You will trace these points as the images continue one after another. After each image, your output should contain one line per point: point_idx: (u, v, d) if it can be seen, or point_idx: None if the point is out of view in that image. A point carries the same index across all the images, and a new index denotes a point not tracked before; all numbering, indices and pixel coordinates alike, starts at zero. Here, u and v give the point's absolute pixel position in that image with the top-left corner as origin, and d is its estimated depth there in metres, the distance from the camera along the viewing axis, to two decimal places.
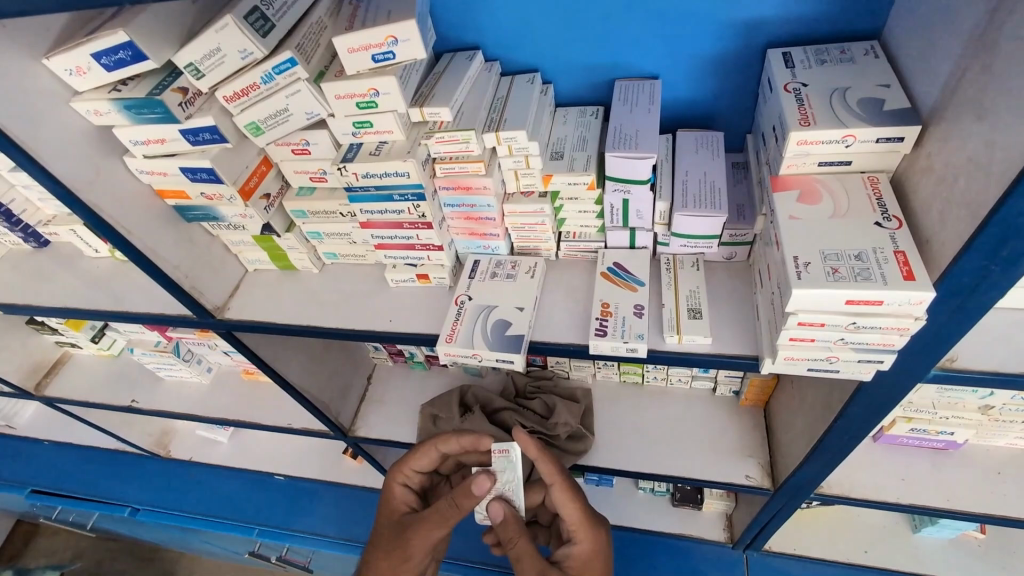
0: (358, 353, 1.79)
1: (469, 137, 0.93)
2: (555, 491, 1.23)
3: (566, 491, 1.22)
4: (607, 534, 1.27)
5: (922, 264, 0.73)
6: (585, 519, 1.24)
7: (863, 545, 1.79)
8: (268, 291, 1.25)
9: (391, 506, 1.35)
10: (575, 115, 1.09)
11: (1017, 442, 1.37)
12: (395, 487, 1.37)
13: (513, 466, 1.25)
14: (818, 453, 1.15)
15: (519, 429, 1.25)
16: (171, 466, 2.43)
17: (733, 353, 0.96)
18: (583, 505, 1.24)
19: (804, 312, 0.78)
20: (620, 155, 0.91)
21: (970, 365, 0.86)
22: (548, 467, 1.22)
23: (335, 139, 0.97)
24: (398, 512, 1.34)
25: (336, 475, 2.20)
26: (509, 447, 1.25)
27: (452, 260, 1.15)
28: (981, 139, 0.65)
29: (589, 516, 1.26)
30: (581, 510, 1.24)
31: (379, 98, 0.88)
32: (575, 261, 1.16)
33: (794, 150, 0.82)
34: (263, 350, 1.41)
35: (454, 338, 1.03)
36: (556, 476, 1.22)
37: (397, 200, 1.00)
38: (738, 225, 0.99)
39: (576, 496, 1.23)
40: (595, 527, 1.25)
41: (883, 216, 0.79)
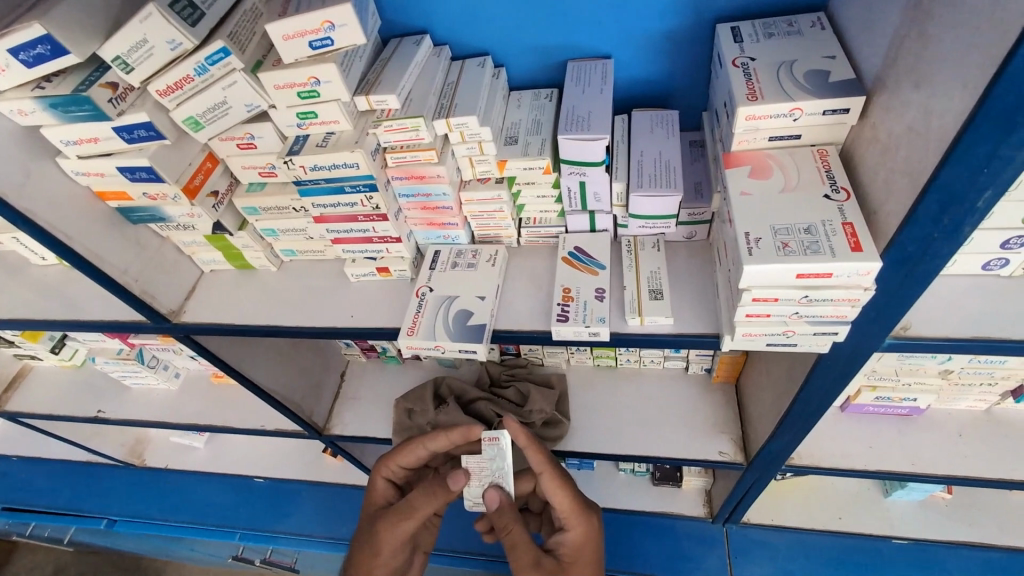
0: (329, 351, 1.76)
1: (418, 125, 0.91)
2: (545, 479, 1.23)
3: (557, 479, 1.22)
4: (598, 520, 1.26)
5: (869, 235, 0.74)
6: (576, 507, 1.24)
7: (837, 512, 1.84)
8: (226, 292, 1.22)
9: (372, 499, 1.36)
10: (529, 99, 1.07)
11: (977, 404, 1.41)
12: (377, 480, 1.36)
13: (502, 454, 1.23)
14: (786, 425, 1.17)
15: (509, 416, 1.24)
16: (147, 476, 2.38)
17: (695, 332, 0.96)
18: (573, 492, 1.24)
19: (757, 288, 0.78)
20: (573, 138, 0.90)
21: (923, 332, 0.87)
22: (537, 455, 1.21)
23: (280, 131, 0.94)
24: (378, 505, 1.35)
25: (317, 474, 2.18)
26: (499, 436, 1.23)
27: (413, 252, 1.13)
28: (918, 107, 0.65)
29: (580, 503, 1.26)
30: (571, 497, 1.24)
31: (321, 86, 0.85)
32: (538, 247, 1.15)
33: (744, 125, 0.82)
34: (226, 353, 1.38)
35: (416, 331, 1.02)
36: (545, 463, 1.22)
37: (349, 192, 0.97)
38: (695, 204, 0.99)
39: (566, 483, 1.23)
40: (586, 514, 1.25)
41: (832, 188, 0.79)
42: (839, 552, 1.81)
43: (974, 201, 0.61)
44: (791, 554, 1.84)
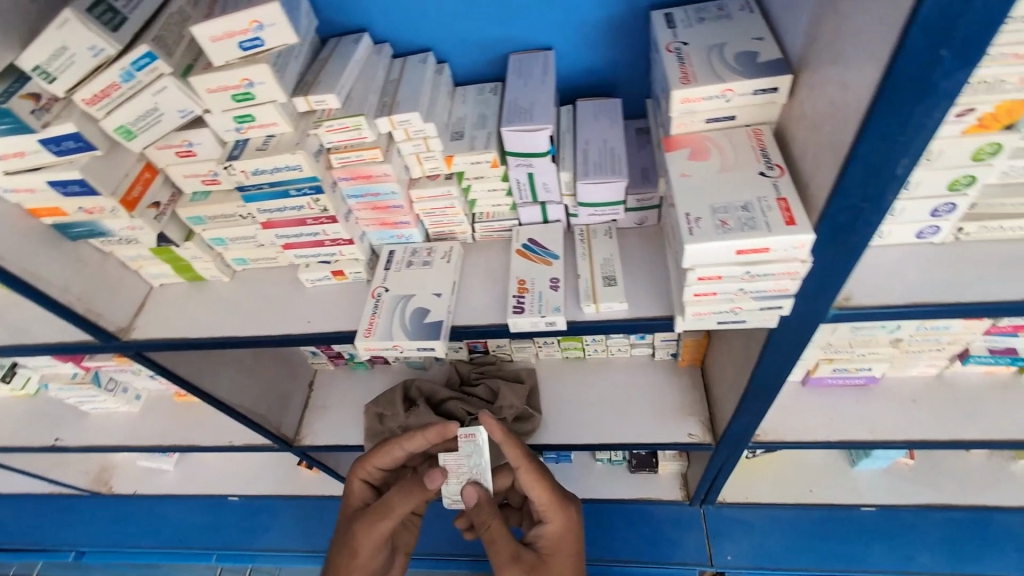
0: (295, 361, 1.72)
1: (360, 123, 0.90)
2: (523, 473, 1.22)
3: (534, 472, 1.22)
4: (577, 511, 1.27)
5: (803, 209, 0.76)
6: (554, 500, 1.24)
7: (808, 485, 1.88)
8: (177, 306, 1.19)
9: (350, 501, 1.35)
10: (474, 94, 1.07)
11: (929, 370, 1.46)
12: (354, 482, 1.35)
13: (479, 450, 1.23)
14: (747, 402, 1.19)
15: (485, 411, 1.23)
16: (114, 503, 2.30)
17: (649, 316, 0.97)
18: (551, 485, 1.24)
19: (701, 268, 0.80)
20: (516, 129, 0.91)
21: (863, 301, 0.90)
22: (514, 449, 1.21)
23: (219, 137, 0.92)
24: (355, 507, 1.34)
25: (292, 487, 2.14)
26: (475, 432, 1.22)
27: (367, 253, 1.12)
28: (837, 82, 0.67)
29: (558, 496, 1.25)
30: (549, 490, 1.23)
31: (255, 88, 0.83)
32: (493, 241, 1.15)
33: (680, 108, 0.84)
34: (184, 368, 1.34)
35: (373, 332, 1.01)
36: (522, 458, 1.21)
37: (295, 195, 0.96)
38: (643, 190, 1.00)
39: (544, 477, 1.23)
40: (564, 506, 1.25)
41: (767, 166, 0.81)
42: (811, 523, 1.86)
43: (893, 169, 0.64)
44: (766, 529, 1.88)
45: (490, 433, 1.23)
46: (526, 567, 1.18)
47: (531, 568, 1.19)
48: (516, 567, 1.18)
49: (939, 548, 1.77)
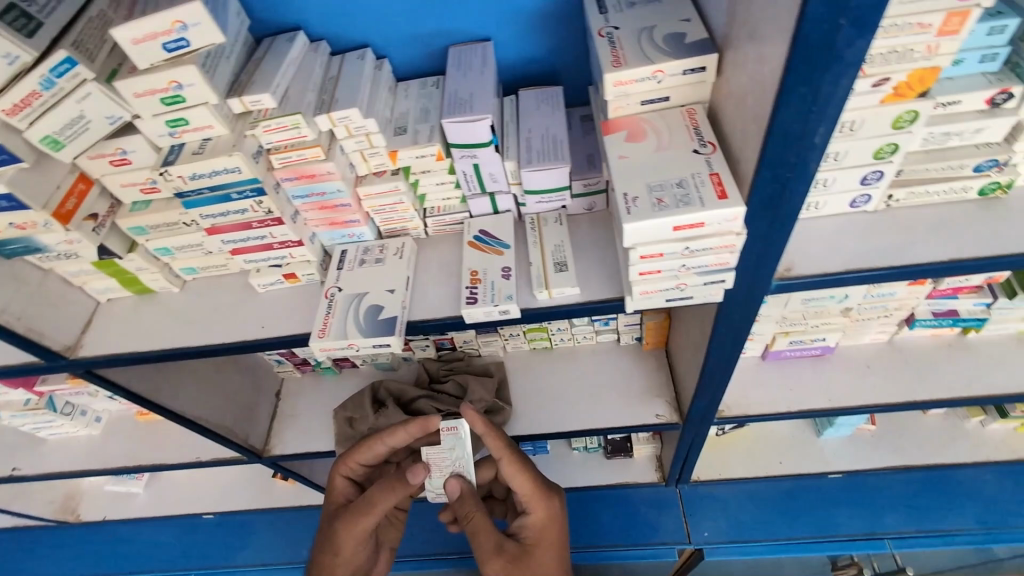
0: (260, 371, 1.69)
1: (298, 122, 0.89)
2: (504, 464, 1.21)
3: (516, 462, 1.20)
4: (561, 502, 1.24)
5: (734, 183, 0.78)
6: (537, 490, 1.22)
7: (778, 457, 1.93)
8: (127, 320, 1.16)
9: (332, 498, 1.33)
10: (416, 88, 1.07)
11: (880, 336, 1.52)
12: (336, 478, 1.33)
13: (462, 443, 1.20)
14: (706, 378, 1.22)
15: (467, 404, 1.22)
16: (82, 532, 2.22)
17: (601, 298, 0.99)
18: (533, 475, 1.22)
19: (642, 246, 0.81)
20: (456, 121, 0.91)
21: (803, 271, 0.93)
22: (496, 441, 1.20)
23: (153, 142, 0.90)
24: (337, 504, 1.32)
25: (268, 500, 2.10)
26: (457, 424, 1.20)
27: (319, 255, 1.12)
28: (754, 58, 0.70)
29: (542, 486, 1.23)
30: (532, 481, 1.22)
31: (185, 91, 0.82)
32: (446, 235, 1.15)
33: (614, 92, 0.86)
34: (140, 385, 1.31)
35: (328, 332, 1.00)
36: (504, 449, 1.20)
37: (237, 199, 0.95)
38: (588, 175, 1.02)
39: (526, 467, 1.21)
40: (547, 496, 1.23)
41: (700, 143, 0.84)
42: (783, 494, 1.91)
43: (811, 139, 0.66)
44: (741, 503, 1.93)
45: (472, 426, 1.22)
46: (509, 558, 1.17)
47: (514, 559, 1.17)
48: (499, 558, 1.17)
49: (904, 507, 1.84)
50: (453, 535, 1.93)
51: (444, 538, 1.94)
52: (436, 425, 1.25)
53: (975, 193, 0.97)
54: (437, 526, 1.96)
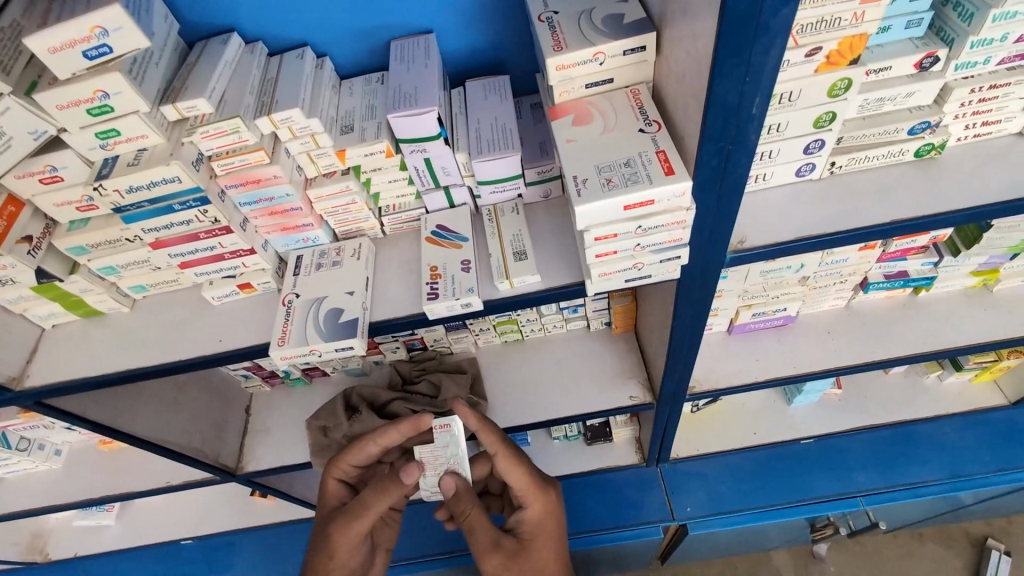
0: (226, 387, 1.64)
1: (237, 126, 0.86)
2: (500, 458, 1.20)
3: (511, 457, 1.20)
4: (558, 495, 1.24)
5: (680, 159, 0.79)
6: (532, 484, 1.21)
7: (752, 428, 1.98)
8: (75, 345, 1.11)
9: (325, 502, 1.29)
10: (361, 85, 1.05)
11: (838, 302, 1.57)
12: (329, 481, 1.30)
13: (456, 440, 1.17)
14: (674, 356, 1.23)
15: (459, 400, 1.19)
16: (52, 572, 2.11)
17: (562, 284, 0.99)
18: (528, 469, 1.21)
19: (596, 228, 0.82)
20: (402, 115, 0.90)
21: (756, 243, 0.95)
22: (491, 435, 1.18)
23: (84, 156, 0.86)
24: (330, 507, 1.28)
25: (247, 520, 2.05)
26: (450, 421, 1.17)
27: (274, 262, 1.09)
28: (688, 33, 0.71)
29: (537, 480, 1.22)
30: (527, 474, 1.21)
31: (111, 100, 0.78)
32: (404, 233, 1.14)
33: (557, 76, 0.86)
34: (97, 411, 1.26)
35: (287, 340, 0.98)
36: (499, 444, 1.19)
37: (180, 209, 0.91)
38: (540, 162, 1.02)
39: (520, 461, 1.20)
40: (544, 490, 1.22)
41: (645, 122, 0.84)
42: (759, 463, 1.96)
43: (749, 110, 0.68)
44: (720, 476, 1.97)
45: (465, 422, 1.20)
46: (507, 554, 1.14)
47: (512, 555, 1.14)
48: (497, 554, 1.14)
49: (873, 465, 1.91)
50: (441, 536, 1.92)
51: (432, 539, 1.92)
52: (430, 424, 1.20)
53: (911, 155, 1.01)
54: (424, 528, 1.94)
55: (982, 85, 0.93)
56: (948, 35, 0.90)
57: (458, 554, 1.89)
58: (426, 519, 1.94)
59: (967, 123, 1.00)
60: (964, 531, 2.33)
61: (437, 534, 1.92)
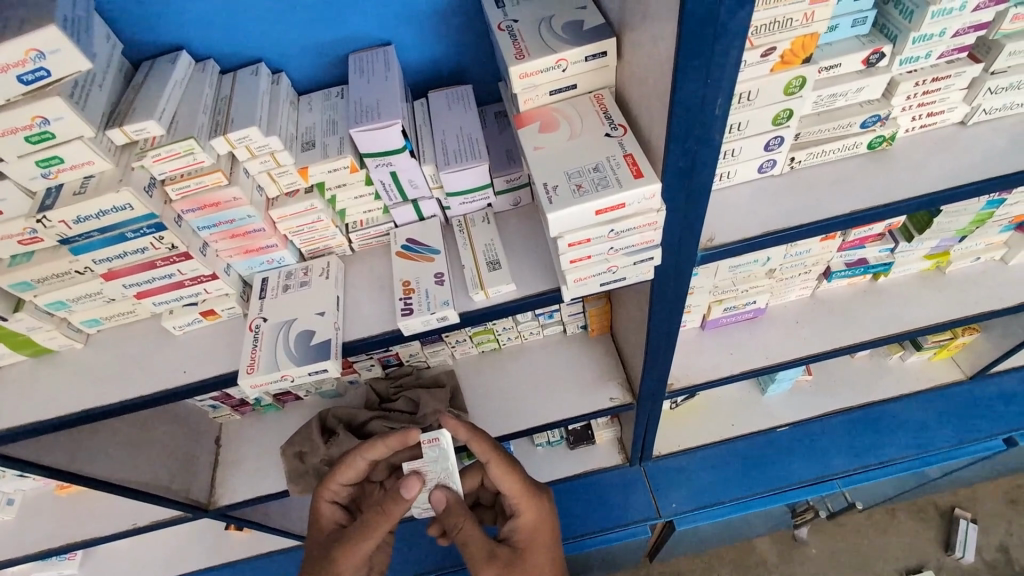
0: (194, 418, 1.57)
1: (191, 148, 0.82)
2: (492, 467, 1.17)
3: (504, 465, 1.17)
4: (550, 500, 1.23)
5: (648, 161, 0.80)
6: (525, 491, 1.19)
7: (731, 419, 1.99)
8: (25, 387, 1.04)
9: (319, 526, 1.25)
10: (320, 100, 1.02)
11: (804, 292, 1.61)
12: (321, 504, 1.26)
13: (446, 454, 1.13)
14: (651, 355, 1.24)
15: (446, 412, 1.15)
16: None
17: (538, 291, 0.98)
18: (521, 477, 1.19)
19: (569, 234, 0.82)
20: (365, 129, 0.88)
21: (724, 240, 0.97)
22: (482, 445, 1.15)
23: (25, 186, 0.81)
24: (326, 530, 1.24)
25: (222, 556, 1.95)
26: (439, 435, 1.13)
27: (237, 286, 1.05)
28: (649, 37, 0.72)
29: (530, 487, 1.21)
30: (520, 482, 1.19)
31: (52, 126, 0.74)
32: (373, 249, 1.12)
33: (521, 84, 0.85)
34: (52, 455, 1.18)
35: (257, 367, 0.95)
36: (491, 453, 1.16)
37: (133, 237, 0.87)
38: (509, 170, 1.01)
39: (513, 468, 1.18)
40: (537, 497, 1.21)
41: (611, 127, 0.85)
42: (738, 454, 2.00)
43: (711, 111, 0.69)
44: (702, 469, 2.00)
45: (454, 434, 1.16)
46: (502, 564, 1.13)
47: (507, 564, 1.13)
48: (492, 566, 1.12)
49: (846, 447, 1.98)
50: (428, 554, 1.88)
51: (419, 559, 1.88)
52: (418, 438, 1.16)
53: (865, 147, 1.05)
54: (410, 548, 1.89)
55: (925, 78, 0.97)
56: (891, 32, 0.94)
57: (447, 571, 1.85)
58: (412, 538, 1.90)
59: (914, 114, 1.04)
60: (934, 503, 2.43)
61: (424, 553, 1.88)
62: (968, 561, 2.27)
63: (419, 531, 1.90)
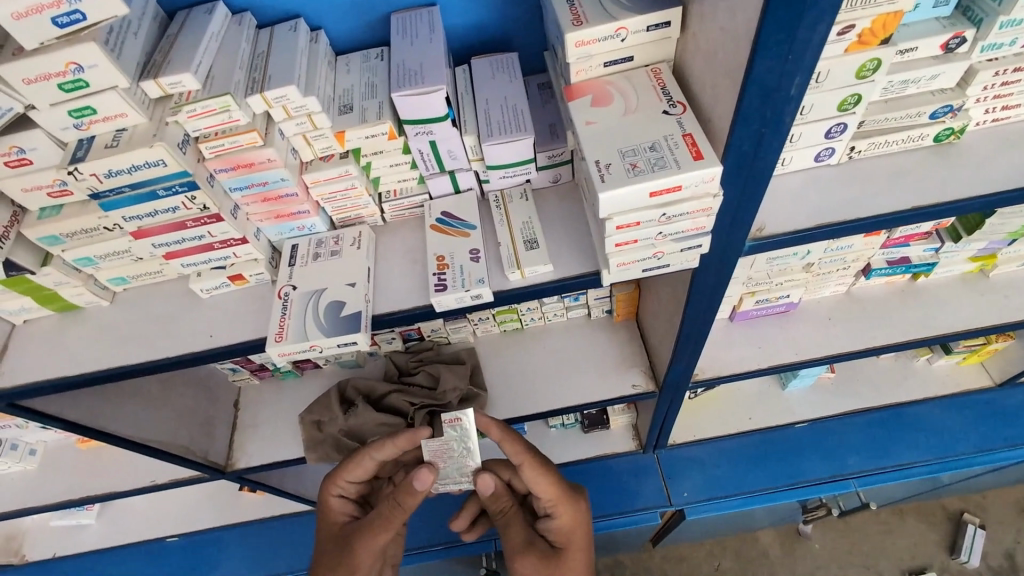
0: (213, 380, 1.57)
1: (227, 104, 0.79)
2: (526, 469, 1.13)
3: (538, 467, 1.13)
4: (586, 504, 1.19)
5: (708, 143, 0.75)
6: (560, 494, 1.15)
7: (748, 413, 1.97)
8: (51, 341, 1.03)
9: (330, 518, 1.23)
10: (359, 61, 0.98)
11: (840, 288, 1.56)
12: (331, 498, 1.24)
13: (467, 434, 1.11)
14: (682, 346, 1.20)
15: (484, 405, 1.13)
16: (29, 573, 2.00)
17: (576, 274, 0.95)
18: (556, 480, 1.15)
19: (618, 216, 0.78)
20: (408, 93, 0.84)
21: (776, 230, 0.92)
22: (515, 446, 1.11)
23: (56, 137, 0.78)
24: (338, 524, 1.22)
25: (235, 515, 1.98)
26: (461, 415, 1.10)
27: (267, 252, 1.02)
28: (724, 6, 0.66)
29: (565, 490, 1.17)
30: (555, 484, 1.15)
31: (86, 73, 0.71)
32: (405, 220, 1.08)
33: (576, 53, 0.80)
34: (75, 411, 1.17)
35: (286, 336, 0.93)
36: (525, 454, 1.12)
37: (165, 195, 0.84)
38: (552, 145, 0.97)
39: (548, 471, 1.14)
40: (573, 500, 1.17)
41: (669, 104, 0.80)
42: (755, 447, 1.97)
43: (787, 90, 0.63)
44: (715, 461, 1.98)
45: (478, 417, 1.12)
46: (539, 556, 1.15)
47: (545, 557, 1.15)
48: (529, 554, 1.15)
49: (864, 447, 1.94)
50: (437, 526, 1.89)
51: (427, 531, 1.89)
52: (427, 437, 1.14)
53: (930, 139, 0.99)
54: (419, 519, 1.90)
55: (1006, 67, 0.91)
56: (975, 15, 0.87)
57: (455, 545, 1.87)
58: (421, 510, 1.91)
59: (987, 107, 0.98)
60: (943, 506, 2.40)
61: (434, 525, 1.89)
62: (973, 565, 2.26)
63: (429, 504, 1.90)
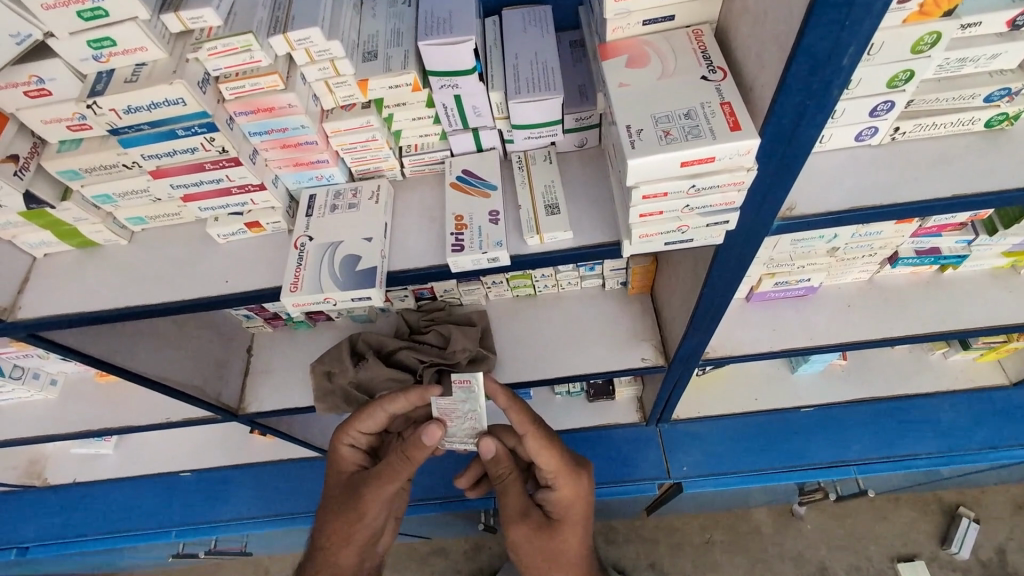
0: (227, 325, 1.59)
1: (249, 43, 0.76)
2: (529, 440, 1.14)
3: (541, 439, 1.14)
4: (588, 479, 1.20)
5: (747, 114, 0.72)
6: (562, 468, 1.17)
7: (755, 393, 1.97)
8: (70, 276, 1.04)
9: (340, 466, 1.26)
10: (386, 6, 0.94)
11: (862, 275, 1.52)
12: (341, 447, 1.26)
13: (475, 398, 1.10)
14: (696, 324, 1.18)
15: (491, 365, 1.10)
16: (53, 495, 2.11)
17: (596, 243, 0.92)
18: (560, 453, 1.16)
19: (646, 185, 0.75)
20: (435, 43, 0.81)
21: (807, 211, 0.88)
22: (520, 416, 1.12)
23: (75, 68, 0.76)
24: (348, 472, 1.26)
25: (245, 456, 2.04)
26: (471, 378, 1.08)
27: (284, 200, 1.01)
28: None
29: (568, 464, 1.18)
30: (558, 458, 1.16)
31: (105, 2, 0.68)
32: (425, 176, 1.06)
33: (614, 9, 0.76)
34: (92, 345, 1.20)
35: (300, 286, 0.92)
36: (530, 425, 1.13)
37: (184, 135, 0.82)
38: (580, 107, 0.93)
39: (552, 444, 1.15)
40: (575, 475, 1.18)
41: (709, 69, 0.76)
42: (757, 428, 1.98)
43: (839, 61, 0.59)
44: (717, 439, 1.99)
45: (487, 382, 1.10)
46: (534, 526, 1.18)
47: (538, 527, 1.18)
48: (523, 524, 1.19)
49: (869, 436, 1.93)
50: (439, 481, 1.94)
51: (429, 484, 1.94)
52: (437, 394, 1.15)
53: (981, 124, 0.93)
54: (422, 474, 1.95)
55: None
56: None
57: (455, 500, 1.92)
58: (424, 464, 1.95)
59: None
60: (939, 498, 2.41)
61: (435, 481, 1.94)
62: (962, 557, 2.28)
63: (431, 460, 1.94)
